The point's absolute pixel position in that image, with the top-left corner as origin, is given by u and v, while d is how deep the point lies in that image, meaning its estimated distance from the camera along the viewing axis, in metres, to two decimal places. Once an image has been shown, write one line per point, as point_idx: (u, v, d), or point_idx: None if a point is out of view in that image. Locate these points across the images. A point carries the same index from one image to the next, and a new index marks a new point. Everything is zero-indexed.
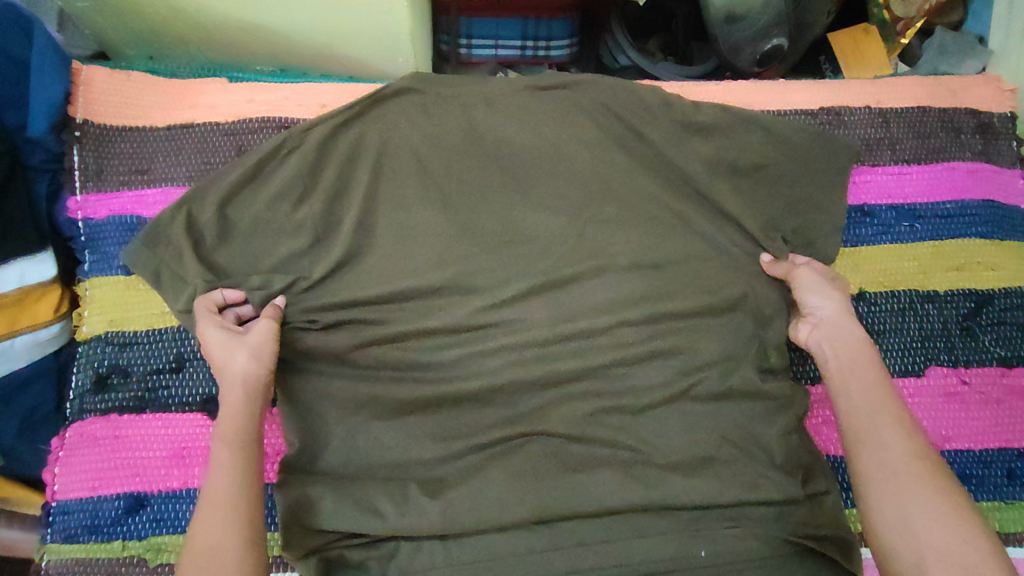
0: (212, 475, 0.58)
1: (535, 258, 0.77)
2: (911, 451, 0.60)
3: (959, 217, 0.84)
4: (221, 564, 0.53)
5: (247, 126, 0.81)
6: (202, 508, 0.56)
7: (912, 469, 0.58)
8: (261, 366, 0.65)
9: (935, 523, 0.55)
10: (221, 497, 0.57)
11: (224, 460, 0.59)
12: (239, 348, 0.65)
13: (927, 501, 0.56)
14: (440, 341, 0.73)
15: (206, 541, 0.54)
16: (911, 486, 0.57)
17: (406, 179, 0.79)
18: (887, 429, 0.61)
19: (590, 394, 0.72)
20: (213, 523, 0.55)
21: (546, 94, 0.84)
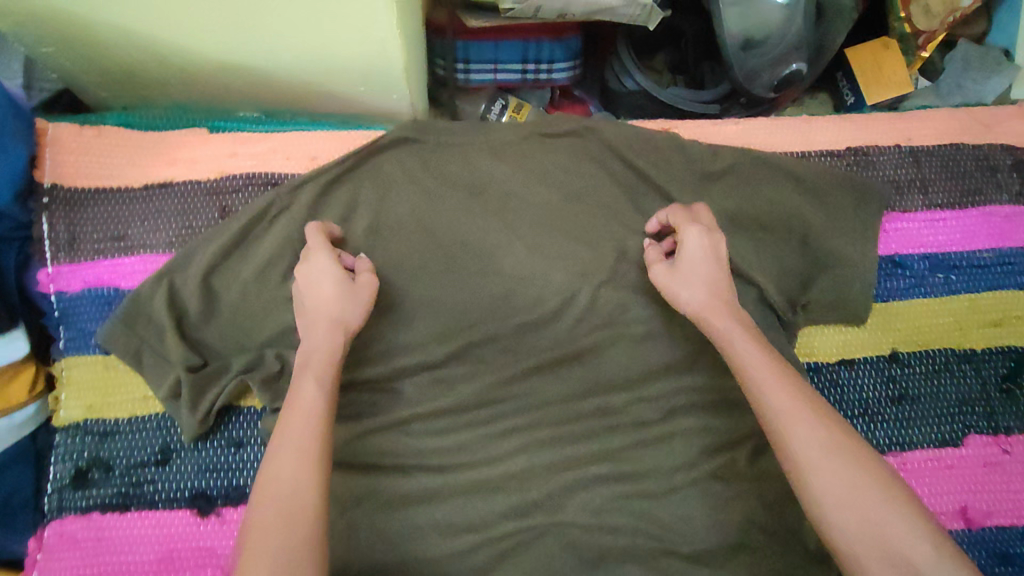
0: (294, 417, 0.56)
1: (547, 325, 0.72)
2: (815, 435, 0.54)
3: (997, 267, 0.79)
4: (291, 519, 0.50)
5: (231, 184, 0.75)
6: (277, 454, 0.54)
7: (816, 457, 0.53)
8: (359, 318, 0.64)
9: (856, 511, 0.51)
10: (300, 445, 0.54)
11: (308, 404, 0.57)
12: (342, 292, 0.64)
13: (843, 494, 0.51)
14: (447, 424, 0.68)
15: (281, 492, 0.51)
16: (822, 477, 0.52)
17: (407, 240, 0.73)
18: (784, 418, 0.56)
19: (608, 478, 0.68)
20: (286, 476, 0.52)
21: (554, 141, 0.77)
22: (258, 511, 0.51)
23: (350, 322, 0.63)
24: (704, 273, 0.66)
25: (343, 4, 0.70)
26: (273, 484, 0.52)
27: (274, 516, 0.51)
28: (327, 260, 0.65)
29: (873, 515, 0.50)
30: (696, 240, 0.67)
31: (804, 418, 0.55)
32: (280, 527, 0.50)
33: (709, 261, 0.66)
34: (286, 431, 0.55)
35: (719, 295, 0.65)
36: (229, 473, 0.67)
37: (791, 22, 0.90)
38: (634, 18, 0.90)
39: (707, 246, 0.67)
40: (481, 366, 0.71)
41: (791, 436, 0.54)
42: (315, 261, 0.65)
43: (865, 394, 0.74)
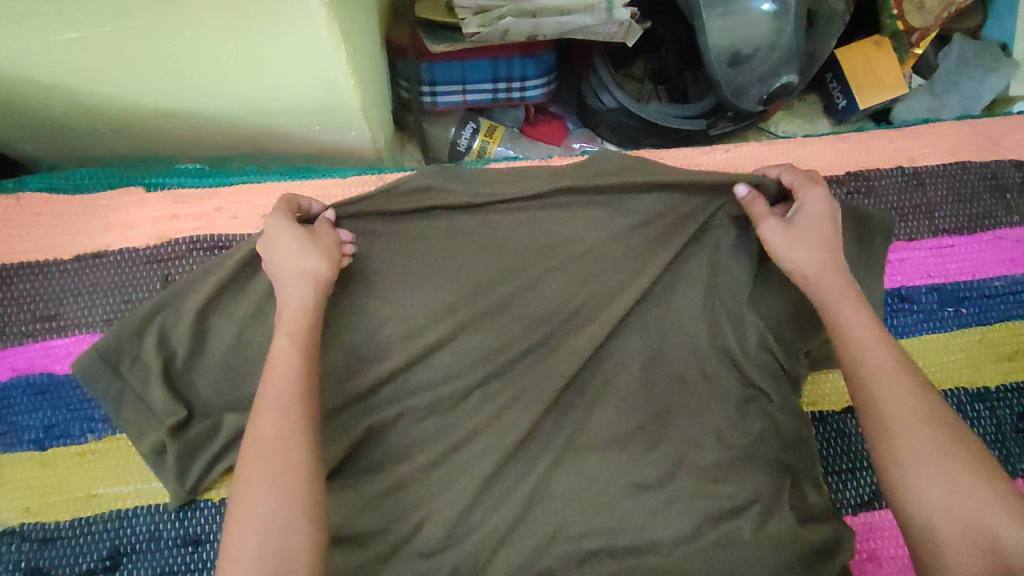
0: (272, 377, 0.53)
1: (529, 390, 0.66)
2: (907, 403, 0.53)
3: (1009, 295, 0.73)
4: (278, 482, 0.49)
5: (173, 249, 0.69)
6: (259, 415, 0.52)
7: (905, 422, 0.53)
8: (327, 266, 0.60)
9: (939, 482, 0.50)
10: (279, 407, 0.52)
11: (286, 364, 0.54)
12: (304, 245, 0.60)
13: (932, 466, 0.51)
14: (426, 507, 0.62)
15: (266, 449, 0.50)
16: (907, 445, 0.52)
17: (370, 305, 0.67)
18: (874, 378, 0.55)
19: (604, 556, 0.62)
20: (269, 437, 0.50)
21: (528, 185, 0.72)
22: (243, 470, 0.50)
23: (315, 273, 0.60)
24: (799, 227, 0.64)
25: (284, 46, 0.63)
26: (257, 441, 0.50)
27: (262, 475, 0.49)
28: (289, 224, 0.61)
29: (959, 490, 0.50)
30: (814, 199, 0.65)
31: (898, 383, 0.55)
32: (264, 489, 0.48)
33: (824, 226, 0.64)
34: (267, 390, 0.53)
35: (829, 255, 0.63)
36: None
37: (782, 32, 0.83)
38: (611, 36, 0.83)
39: (813, 208, 0.64)
40: (460, 439, 0.64)
41: (878, 398, 0.54)
42: (275, 223, 0.62)
43: None
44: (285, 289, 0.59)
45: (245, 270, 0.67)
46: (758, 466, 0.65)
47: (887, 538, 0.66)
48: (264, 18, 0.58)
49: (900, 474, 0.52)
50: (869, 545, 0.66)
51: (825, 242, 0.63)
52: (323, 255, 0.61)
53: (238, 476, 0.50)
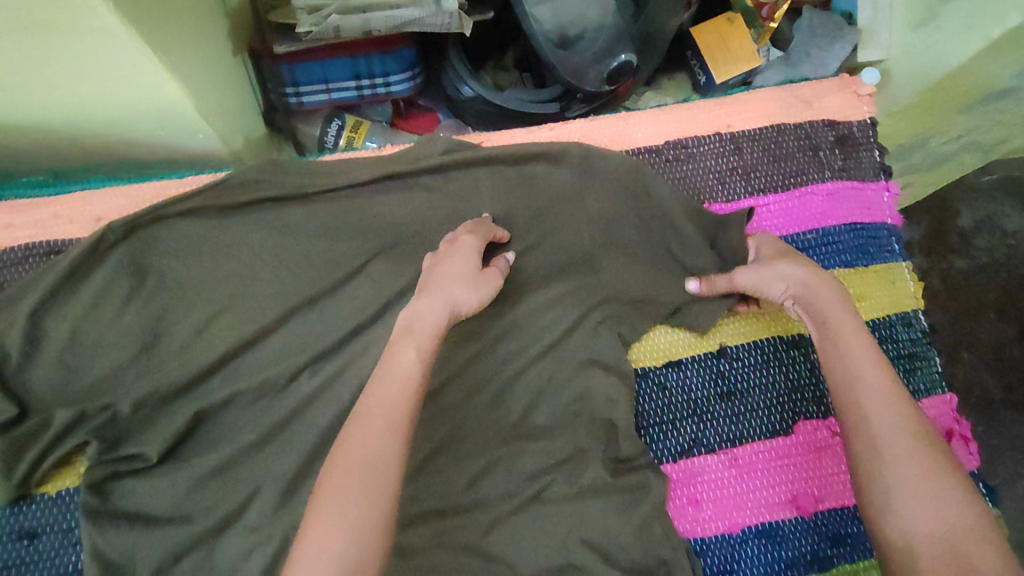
0: (389, 385, 0.54)
1: (358, 365, 0.69)
2: (898, 426, 0.55)
3: (821, 247, 0.77)
4: (366, 489, 0.49)
5: (7, 257, 0.70)
6: (357, 424, 0.52)
7: (897, 444, 0.54)
8: (471, 306, 0.62)
9: (928, 503, 0.51)
10: (390, 416, 0.52)
11: (404, 374, 0.55)
12: (475, 277, 0.64)
13: (912, 481, 0.52)
14: (260, 481, 0.65)
15: (368, 455, 0.50)
16: (899, 466, 0.53)
17: (203, 297, 0.70)
18: (869, 403, 0.57)
19: (433, 516, 0.66)
20: (361, 442, 0.51)
21: (359, 173, 0.75)
22: (330, 474, 0.50)
23: (464, 309, 0.62)
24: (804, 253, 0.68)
25: (97, 57, 0.64)
26: (360, 444, 0.51)
27: (355, 478, 0.49)
28: (469, 257, 0.65)
29: (946, 512, 0.50)
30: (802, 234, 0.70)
31: (898, 410, 0.56)
32: (348, 496, 0.48)
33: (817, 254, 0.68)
34: (377, 397, 0.54)
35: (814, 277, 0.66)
36: (24, 568, 0.62)
37: (607, 17, 0.88)
38: (445, 28, 0.86)
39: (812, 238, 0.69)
40: (292, 417, 0.67)
41: (867, 417, 0.56)
42: (451, 258, 0.65)
43: (693, 394, 0.73)
44: (427, 308, 0.60)
45: (79, 271, 0.69)
46: (579, 422, 0.70)
47: (704, 481, 0.70)
48: (66, 36, 0.60)
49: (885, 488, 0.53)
50: (690, 490, 0.70)
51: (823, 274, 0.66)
52: (480, 294, 0.63)
53: (323, 474, 0.50)
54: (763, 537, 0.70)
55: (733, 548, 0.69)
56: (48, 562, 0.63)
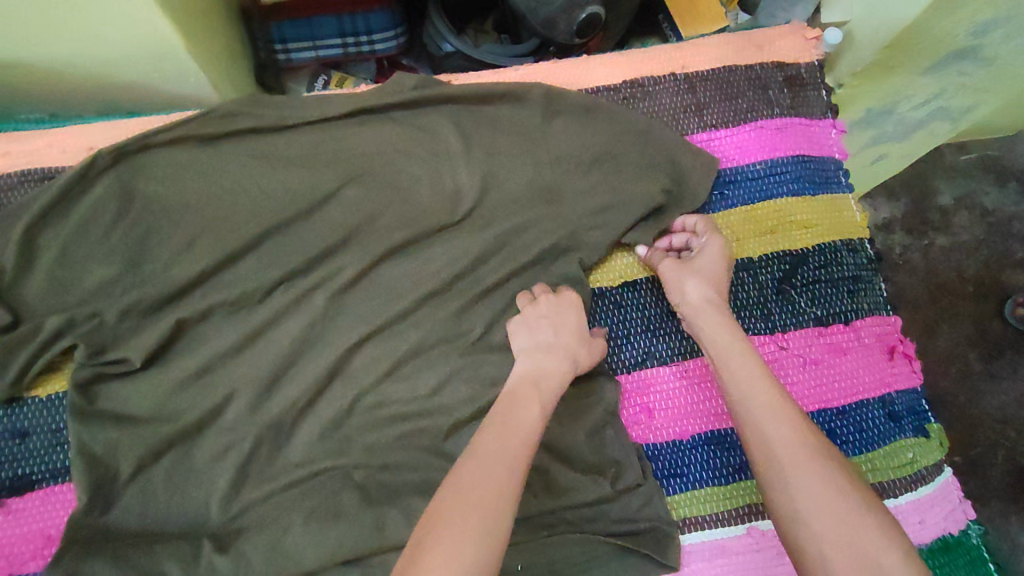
0: (515, 427, 0.58)
1: (330, 282, 0.74)
2: (793, 437, 0.56)
3: (769, 177, 0.82)
4: (491, 511, 0.50)
5: (5, 181, 0.76)
6: (479, 457, 0.54)
7: (792, 455, 0.55)
8: (586, 364, 0.71)
9: (824, 504, 0.52)
10: (517, 453, 0.55)
11: (530, 420, 0.60)
12: (587, 335, 0.72)
13: (810, 482, 0.53)
14: (234, 385, 0.69)
15: (488, 481, 0.52)
16: (798, 477, 0.54)
17: (186, 219, 0.75)
18: (762, 416, 0.59)
19: (398, 419, 0.70)
20: (483, 471, 0.53)
21: (334, 107, 0.79)
22: (452, 498, 0.51)
23: (582, 367, 0.70)
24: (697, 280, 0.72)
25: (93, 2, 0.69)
26: (485, 471, 0.53)
27: (477, 501, 0.50)
28: (581, 314, 0.73)
29: (842, 512, 0.51)
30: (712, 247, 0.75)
31: (790, 427, 0.57)
32: (474, 516, 0.49)
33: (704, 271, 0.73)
34: (496, 435, 0.57)
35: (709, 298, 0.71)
36: (14, 463, 0.66)
37: None
38: None
39: (710, 258, 0.74)
40: (268, 329, 0.72)
41: (761, 428, 0.58)
42: (568, 313, 0.72)
43: (647, 311, 0.77)
44: (540, 365, 0.67)
45: (71, 194, 0.73)
46: None
47: (655, 391, 0.75)
48: None
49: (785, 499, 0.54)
50: (643, 400, 0.74)
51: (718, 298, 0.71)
52: (596, 350, 0.72)
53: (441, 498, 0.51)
54: (712, 443, 0.73)
55: (683, 454, 0.73)
56: (37, 459, 0.66)
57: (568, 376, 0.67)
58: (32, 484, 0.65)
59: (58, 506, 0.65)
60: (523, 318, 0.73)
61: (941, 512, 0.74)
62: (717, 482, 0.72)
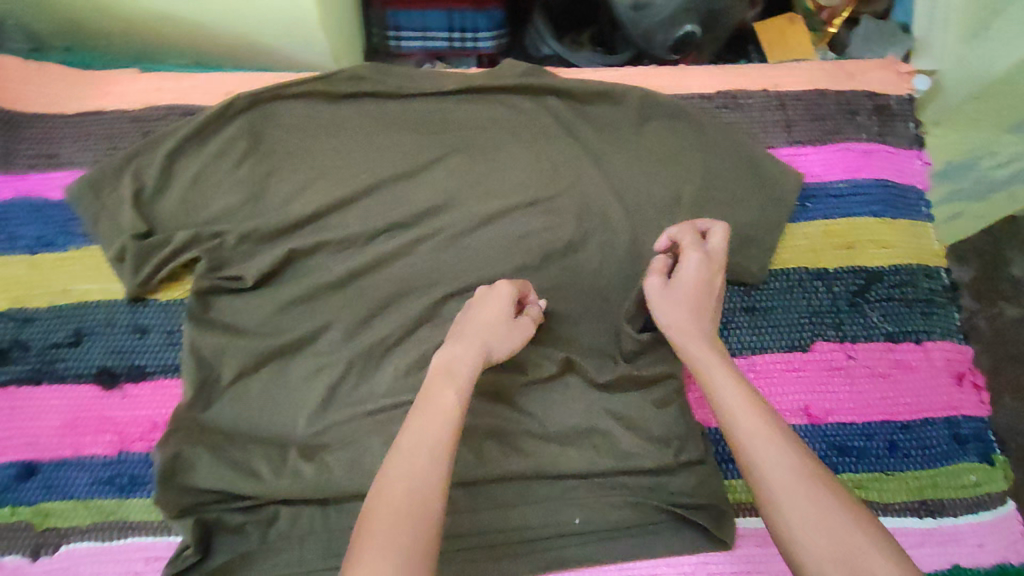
0: (440, 419, 0.55)
1: (430, 238, 0.79)
2: (784, 456, 0.53)
3: (852, 196, 0.85)
4: (410, 514, 0.49)
5: (154, 113, 0.84)
6: (403, 454, 0.53)
7: (786, 477, 0.52)
8: (501, 354, 0.65)
9: (822, 527, 0.48)
10: (432, 443, 0.54)
11: (447, 409, 0.56)
12: (506, 326, 0.66)
13: (803, 504, 0.50)
14: (330, 317, 0.75)
15: (415, 485, 0.51)
16: (791, 499, 0.50)
17: (307, 166, 0.82)
18: (751, 436, 0.55)
19: (476, 366, 0.73)
20: (400, 472, 0.52)
21: (449, 84, 0.86)
22: (379, 505, 0.50)
23: (496, 357, 0.64)
24: (686, 306, 0.68)
25: None
26: (411, 472, 0.52)
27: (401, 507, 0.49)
28: (506, 306, 0.67)
29: (841, 535, 0.47)
30: (692, 265, 0.69)
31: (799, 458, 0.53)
32: (397, 514, 0.49)
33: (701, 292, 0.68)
34: (414, 431, 0.55)
35: (701, 320, 0.67)
36: (134, 354, 0.73)
37: None
38: None
39: (715, 279, 0.69)
40: (366, 270, 0.77)
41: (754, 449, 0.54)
42: (486, 308, 0.67)
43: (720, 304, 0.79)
44: (452, 350, 0.63)
45: (208, 129, 0.82)
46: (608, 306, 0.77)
47: None
48: None
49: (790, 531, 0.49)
50: None
51: (709, 318, 0.67)
52: (509, 341, 0.66)
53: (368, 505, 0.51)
54: None
55: None
56: (152, 353, 0.73)
57: (474, 360, 0.62)
58: (147, 374, 0.72)
59: (167, 398, 0.71)
60: (458, 316, 0.69)
61: (1001, 538, 0.72)
62: None
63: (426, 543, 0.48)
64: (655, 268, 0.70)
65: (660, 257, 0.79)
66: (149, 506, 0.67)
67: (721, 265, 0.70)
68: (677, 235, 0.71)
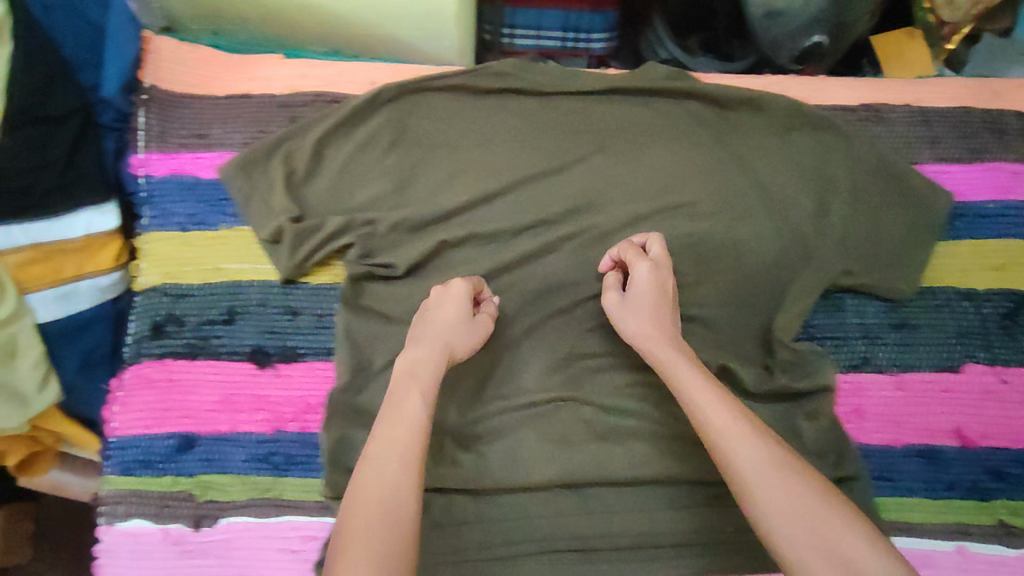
0: (392, 424, 0.57)
1: (576, 239, 0.79)
2: (766, 450, 0.55)
3: (1001, 217, 0.83)
4: (389, 513, 0.52)
5: (301, 99, 0.84)
6: (375, 459, 0.55)
7: (754, 468, 0.54)
8: (461, 354, 0.66)
9: (783, 513, 0.51)
10: (407, 446, 0.56)
11: (412, 415, 0.58)
12: (458, 325, 0.67)
13: (777, 492, 0.52)
14: (479, 312, 0.75)
15: (375, 489, 0.53)
16: (763, 488, 0.52)
17: (450, 156, 0.82)
18: (728, 432, 0.56)
19: (624, 368, 0.75)
20: (377, 476, 0.54)
21: (591, 84, 0.84)
22: (357, 508, 0.52)
23: (454, 355, 0.65)
24: (655, 308, 0.68)
25: None
26: (365, 479, 0.54)
27: (372, 511, 0.52)
28: (463, 305, 0.68)
29: (826, 521, 0.50)
30: (643, 274, 0.70)
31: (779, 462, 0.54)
32: (377, 514, 0.51)
33: (655, 296, 0.68)
34: (388, 436, 0.57)
35: (661, 325, 0.67)
36: (286, 335, 0.74)
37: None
38: None
39: (665, 279, 0.70)
40: (514, 268, 0.78)
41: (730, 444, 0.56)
42: (440, 308, 0.68)
43: (866, 319, 0.78)
44: (410, 355, 0.64)
45: (357, 117, 0.82)
46: (750, 312, 0.78)
47: (870, 396, 0.75)
48: None
49: (773, 534, 0.51)
50: (855, 401, 0.75)
51: (655, 318, 0.67)
52: (467, 342, 0.67)
53: (346, 507, 0.53)
54: (925, 457, 0.73)
55: (895, 461, 0.73)
56: (304, 335, 0.74)
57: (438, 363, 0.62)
58: (300, 355, 0.73)
59: (319, 381, 0.73)
60: (416, 316, 0.70)
61: None
62: (927, 495, 0.72)
63: (404, 543, 0.50)
64: (609, 284, 0.73)
65: (809, 270, 0.78)
66: (304, 488, 0.69)
67: (670, 276, 0.71)
68: (620, 254, 0.73)
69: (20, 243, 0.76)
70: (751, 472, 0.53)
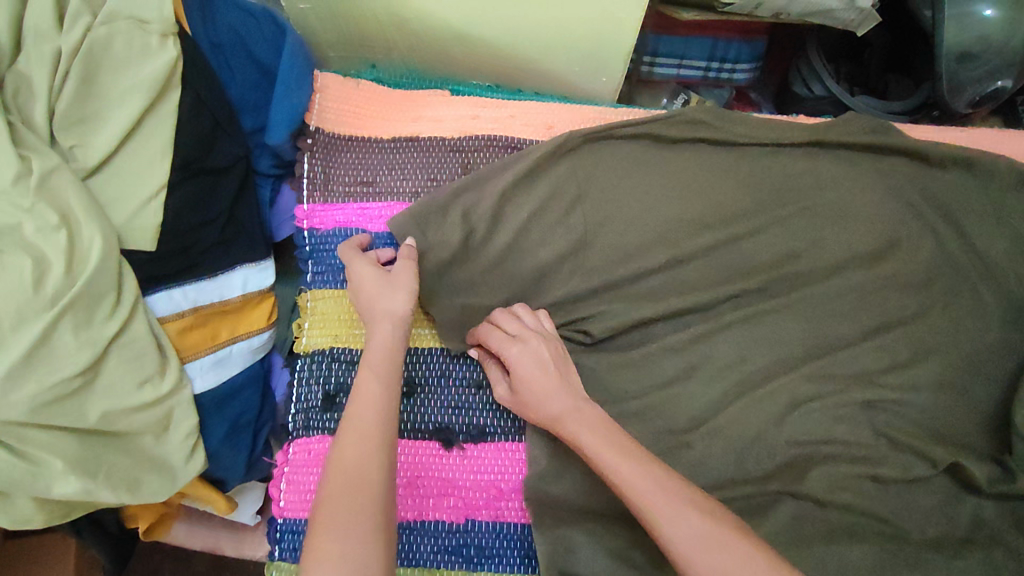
0: (358, 406, 0.56)
1: (780, 312, 0.76)
2: (675, 489, 0.53)
3: None
4: (355, 487, 0.50)
5: (474, 142, 0.79)
6: (351, 434, 0.54)
7: (679, 506, 0.52)
8: (407, 304, 0.63)
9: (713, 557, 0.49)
10: (371, 424, 0.55)
11: (377, 397, 0.57)
12: (387, 287, 0.64)
13: (697, 534, 0.50)
14: (688, 389, 0.74)
15: (349, 465, 0.52)
16: (677, 529, 0.51)
17: (646, 220, 0.78)
18: (642, 466, 0.55)
19: (841, 458, 0.71)
20: (354, 446, 0.53)
21: (791, 147, 0.81)
22: (329, 487, 0.51)
23: (398, 310, 0.63)
24: (543, 383, 0.62)
25: None
26: (340, 459, 0.52)
27: (344, 486, 0.50)
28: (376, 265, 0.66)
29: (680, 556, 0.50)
30: (514, 356, 0.65)
31: (662, 475, 0.54)
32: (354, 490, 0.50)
33: (530, 373, 0.63)
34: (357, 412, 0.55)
35: (554, 395, 0.62)
36: (472, 412, 0.74)
37: (1012, 36, 0.89)
38: (844, 23, 0.91)
39: (541, 349, 0.65)
40: (722, 344, 0.75)
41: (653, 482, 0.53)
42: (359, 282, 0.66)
43: None
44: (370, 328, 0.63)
45: (546, 178, 0.78)
46: (971, 396, 0.74)
47: None
48: None
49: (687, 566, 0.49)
50: None
51: (538, 382, 0.63)
52: (402, 292, 0.64)
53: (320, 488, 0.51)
54: None
55: None
56: (489, 412, 0.74)
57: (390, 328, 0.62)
58: (489, 436, 0.74)
59: (510, 465, 0.73)
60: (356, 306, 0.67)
61: None
62: None
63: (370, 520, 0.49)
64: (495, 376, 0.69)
65: None
66: None
67: (527, 347, 0.65)
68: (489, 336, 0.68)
69: (182, 307, 0.68)
70: (665, 512, 0.52)
